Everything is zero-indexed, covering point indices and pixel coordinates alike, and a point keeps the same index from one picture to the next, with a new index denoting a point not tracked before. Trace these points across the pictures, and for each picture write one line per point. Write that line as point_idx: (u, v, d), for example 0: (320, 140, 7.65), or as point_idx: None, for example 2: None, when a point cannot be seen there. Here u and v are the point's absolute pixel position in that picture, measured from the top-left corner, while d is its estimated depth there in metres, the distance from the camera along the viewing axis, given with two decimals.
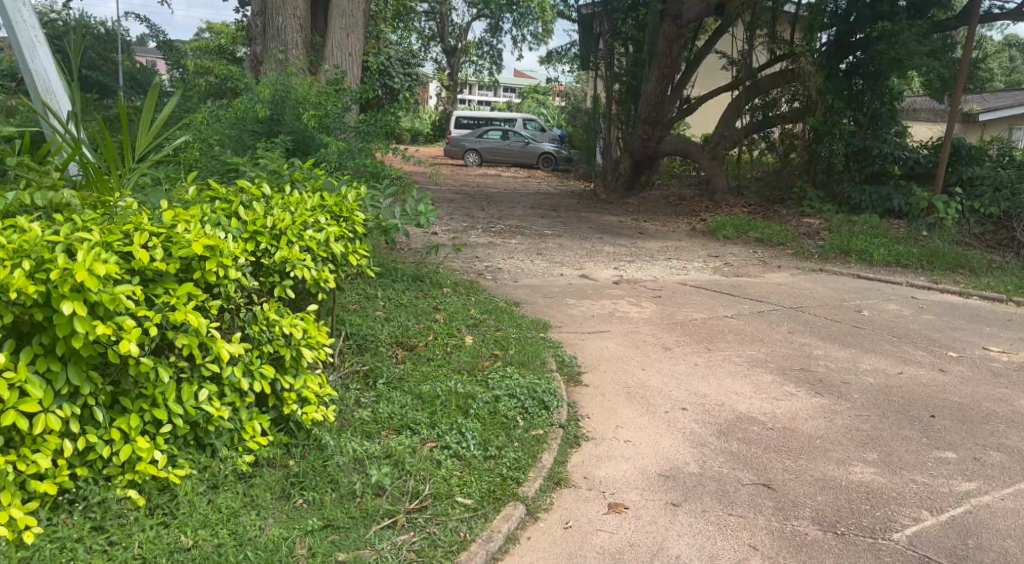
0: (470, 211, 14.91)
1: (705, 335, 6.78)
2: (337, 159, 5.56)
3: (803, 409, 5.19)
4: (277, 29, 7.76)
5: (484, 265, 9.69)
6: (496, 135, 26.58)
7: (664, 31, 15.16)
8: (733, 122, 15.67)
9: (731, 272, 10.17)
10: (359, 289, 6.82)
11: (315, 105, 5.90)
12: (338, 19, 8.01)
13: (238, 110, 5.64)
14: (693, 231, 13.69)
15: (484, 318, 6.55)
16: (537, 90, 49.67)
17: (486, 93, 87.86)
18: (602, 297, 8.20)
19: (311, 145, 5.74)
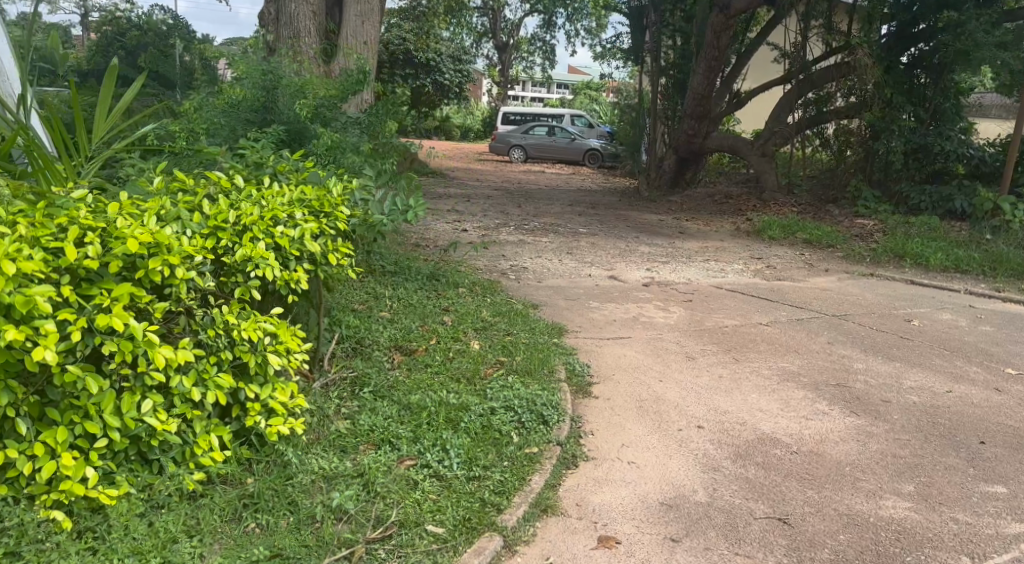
0: (505, 208, 14.61)
1: (734, 345, 6.31)
2: (330, 151, 5.29)
3: (834, 430, 4.69)
4: (289, 16, 7.70)
5: (509, 264, 9.41)
6: (543, 131, 26.34)
7: (712, 21, 14.57)
8: (785, 117, 15.00)
9: (773, 275, 9.62)
10: (365, 289, 6.55)
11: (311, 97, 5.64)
12: (354, 6, 8.11)
13: (227, 99, 5.40)
14: (737, 231, 13.13)
15: (495, 321, 6.29)
16: (591, 86, 49.06)
17: (541, 90, 87.53)
18: (628, 300, 7.79)
19: (306, 135, 5.47)
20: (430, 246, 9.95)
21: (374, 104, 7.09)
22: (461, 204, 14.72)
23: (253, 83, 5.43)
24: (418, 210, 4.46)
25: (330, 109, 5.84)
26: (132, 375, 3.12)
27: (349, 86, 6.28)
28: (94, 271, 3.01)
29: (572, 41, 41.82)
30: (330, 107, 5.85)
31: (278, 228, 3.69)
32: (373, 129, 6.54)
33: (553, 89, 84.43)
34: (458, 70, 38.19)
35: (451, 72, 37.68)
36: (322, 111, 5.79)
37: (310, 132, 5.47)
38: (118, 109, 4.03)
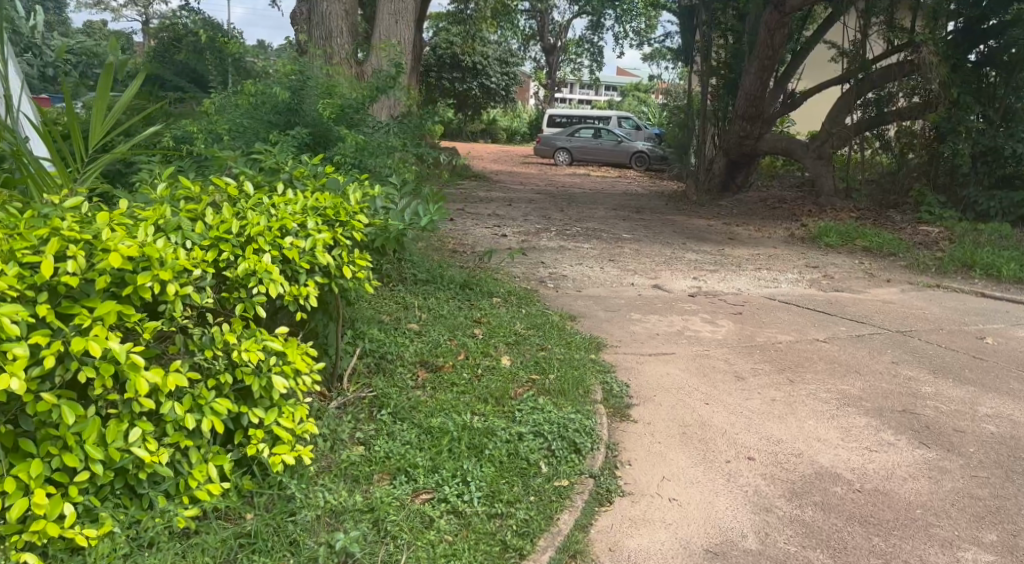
0: (548, 212, 14.26)
1: (789, 364, 5.88)
2: (353, 156, 4.99)
3: (901, 465, 4.25)
4: (321, 16, 7.45)
5: (548, 272, 9.08)
6: (589, 133, 25.91)
7: (766, 19, 14.03)
8: (843, 119, 14.35)
9: (830, 286, 9.10)
10: (391, 301, 6.26)
11: (335, 99, 5.35)
12: (387, 6, 8.00)
13: (247, 100, 5.14)
14: (791, 237, 12.57)
15: (529, 334, 5.99)
16: (640, 88, 48.43)
17: (589, 92, 86.95)
18: (673, 313, 7.37)
19: (330, 138, 5.19)
20: (467, 254, 9.66)
21: (408, 110, 6.82)
22: (503, 208, 14.41)
23: (274, 82, 5.16)
24: (439, 219, 4.14)
25: (357, 112, 5.55)
26: (119, 401, 2.83)
27: (381, 88, 5.97)
28: (76, 288, 2.72)
29: (621, 43, 41.27)
30: (357, 110, 5.56)
31: (287, 238, 3.37)
32: (406, 131, 6.21)
33: (601, 91, 83.84)
34: (505, 72, 38.01)
35: (498, 75, 37.44)
36: (348, 114, 5.50)
37: (334, 135, 5.18)
38: (118, 109, 3.77)
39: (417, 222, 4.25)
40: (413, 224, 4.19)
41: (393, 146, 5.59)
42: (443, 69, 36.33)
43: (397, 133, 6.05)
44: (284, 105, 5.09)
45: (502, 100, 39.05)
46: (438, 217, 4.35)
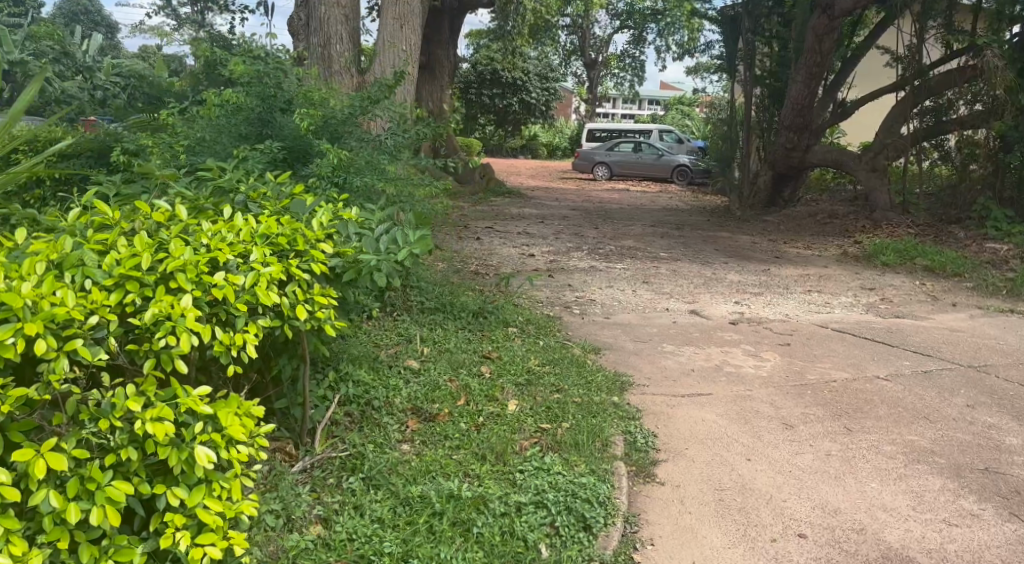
0: (581, 229, 13.56)
1: (846, 409, 5.13)
2: (329, 173, 4.43)
3: (990, 547, 3.51)
4: (319, 22, 6.97)
5: (575, 295, 8.41)
6: (629, 147, 25.18)
7: (813, 24, 13.25)
8: (898, 128, 13.45)
9: (890, 311, 8.27)
10: (385, 335, 5.59)
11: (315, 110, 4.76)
12: (392, 9, 7.47)
13: (212, 106, 4.64)
14: (843, 256, 11.68)
15: (545, 372, 5.32)
16: (683, 101, 47.56)
17: (631, 107, 86.05)
18: (712, 344, 6.62)
19: (308, 154, 4.69)
20: (489, 279, 9.03)
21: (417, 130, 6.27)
22: (534, 226, 13.78)
23: (243, 89, 4.68)
24: (424, 246, 3.45)
25: (348, 124, 4.97)
26: None
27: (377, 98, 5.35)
28: None
29: (663, 57, 40.60)
30: (346, 122, 4.97)
31: (215, 274, 2.74)
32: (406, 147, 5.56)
33: (645, 104, 83.08)
34: (546, 88, 37.55)
35: (538, 91, 37.10)
36: (329, 125, 4.89)
37: (312, 149, 4.65)
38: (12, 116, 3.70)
39: (395, 252, 3.59)
40: (391, 254, 3.52)
41: (383, 162, 5.03)
42: (483, 85, 36.32)
43: (392, 149, 5.43)
44: (256, 114, 4.61)
45: (541, 116, 38.55)
46: (421, 245, 3.68)
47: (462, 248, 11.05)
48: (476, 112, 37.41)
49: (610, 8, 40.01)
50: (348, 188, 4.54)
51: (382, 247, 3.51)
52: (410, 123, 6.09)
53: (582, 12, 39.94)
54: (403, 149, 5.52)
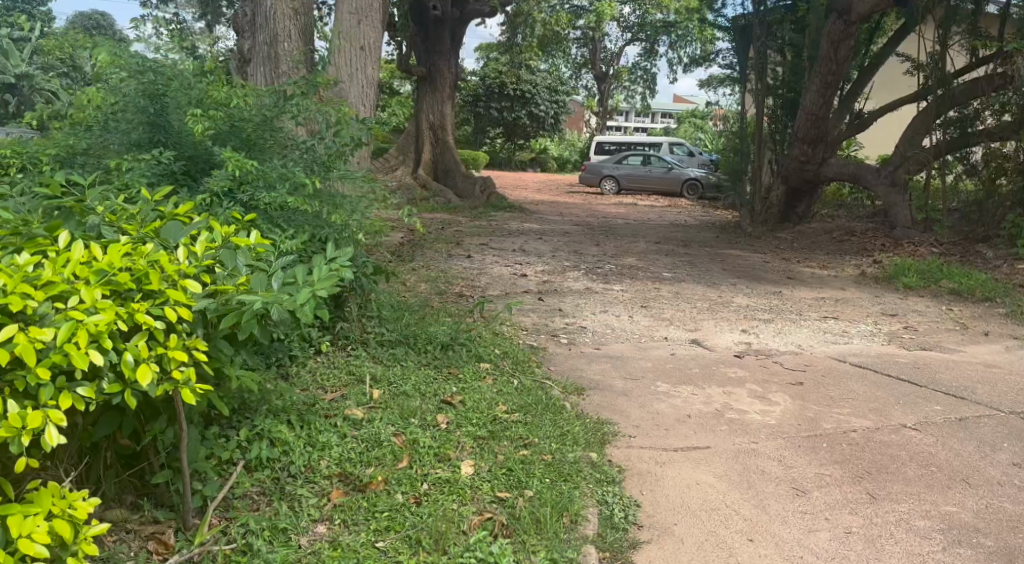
0: (581, 247, 12.78)
1: (869, 469, 4.35)
2: (230, 187, 3.86)
3: None
4: (265, 17, 6.27)
5: (565, 321, 7.64)
6: (637, 160, 24.42)
7: (828, 30, 12.55)
8: (920, 141, 12.63)
9: (914, 342, 7.46)
10: (331, 380, 4.83)
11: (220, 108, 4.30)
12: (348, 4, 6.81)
13: (100, 99, 4.23)
14: (862, 276, 10.89)
15: (516, 422, 4.51)
16: (695, 115, 46.78)
17: (643, 120, 85.30)
18: (712, 382, 5.83)
19: (212, 163, 4.29)
20: (471, 303, 8.25)
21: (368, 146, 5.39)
22: (531, 242, 13.04)
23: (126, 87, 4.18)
24: (323, 286, 2.64)
25: (265, 131, 4.44)
26: None
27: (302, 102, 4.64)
28: None
29: (675, 69, 39.88)
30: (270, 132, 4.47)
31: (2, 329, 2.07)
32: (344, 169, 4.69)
33: (657, 117, 82.47)
34: (554, 100, 36.92)
35: (547, 103, 36.53)
36: (234, 129, 4.34)
37: (213, 158, 4.25)
38: None
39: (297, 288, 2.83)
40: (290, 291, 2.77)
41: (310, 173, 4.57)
42: (492, 97, 35.92)
43: (322, 160, 4.70)
44: (148, 117, 4.15)
45: (550, 129, 37.86)
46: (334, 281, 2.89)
47: (450, 267, 10.32)
48: (485, 124, 36.85)
49: (621, 20, 39.41)
50: (257, 204, 3.96)
51: (277, 285, 2.73)
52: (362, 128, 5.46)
53: (593, 24, 39.33)
54: (332, 165, 4.69)
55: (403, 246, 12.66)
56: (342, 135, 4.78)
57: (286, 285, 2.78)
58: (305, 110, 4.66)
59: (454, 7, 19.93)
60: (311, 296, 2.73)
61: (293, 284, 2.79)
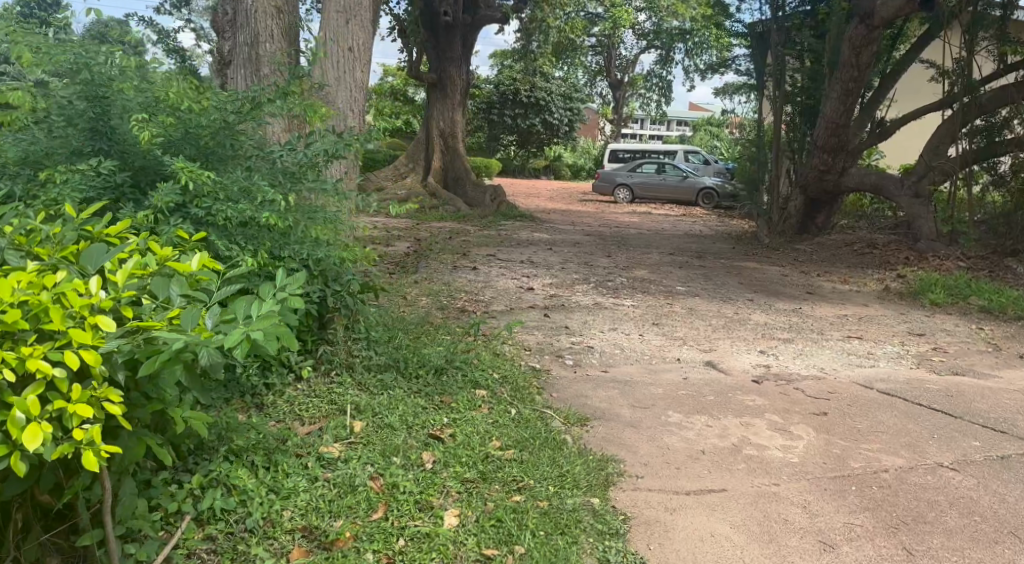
0: (592, 258, 12.34)
1: (904, 518, 3.90)
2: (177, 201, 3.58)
3: None
4: (245, 16, 5.91)
5: (570, 340, 7.21)
6: (651, 168, 23.96)
7: (849, 35, 12.07)
8: (946, 149, 12.09)
9: (945, 365, 6.98)
10: (309, 410, 4.42)
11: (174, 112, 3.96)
12: (333, 2, 6.43)
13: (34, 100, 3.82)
14: (885, 292, 10.40)
15: (511, 460, 4.08)
16: (712, 122, 46.23)
17: (658, 128, 84.84)
18: (728, 411, 5.37)
19: (164, 175, 3.97)
20: (473, 319, 7.83)
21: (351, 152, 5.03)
22: (541, 253, 12.62)
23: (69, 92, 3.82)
24: (263, 327, 2.26)
25: (225, 138, 4.10)
26: None
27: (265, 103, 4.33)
28: None
29: (691, 77, 39.39)
30: (233, 142, 4.14)
31: None
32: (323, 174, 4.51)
33: (672, 125, 81.93)
34: (569, 107, 36.53)
35: (562, 111, 36.17)
36: (190, 138, 4.01)
37: (164, 168, 3.94)
38: None
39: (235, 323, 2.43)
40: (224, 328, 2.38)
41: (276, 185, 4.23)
42: (505, 105, 35.61)
43: (291, 172, 4.35)
44: (91, 122, 3.81)
45: (564, 137, 37.47)
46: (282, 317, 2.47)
47: (454, 280, 9.91)
48: (499, 132, 36.52)
49: (636, 27, 39.00)
50: (211, 217, 3.70)
51: (211, 323, 2.34)
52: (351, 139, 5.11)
53: (608, 31, 38.94)
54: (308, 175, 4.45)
55: (408, 257, 12.27)
56: (313, 145, 4.48)
57: (223, 322, 2.40)
58: (271, 110, 4.36)
59: (466, 13, 19.57)
60: (251, 338, 2.36)
61: (232, 321, 2.41)
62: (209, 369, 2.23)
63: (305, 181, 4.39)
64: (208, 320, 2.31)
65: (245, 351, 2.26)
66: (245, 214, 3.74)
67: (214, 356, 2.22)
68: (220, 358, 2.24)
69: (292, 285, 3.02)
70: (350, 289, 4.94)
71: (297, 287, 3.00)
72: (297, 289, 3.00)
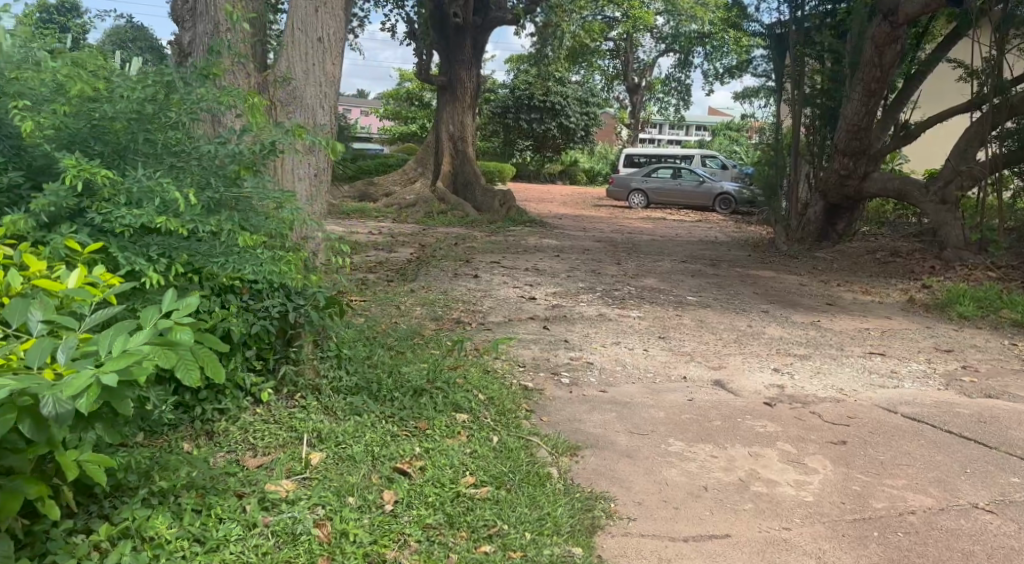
0: (600, 266, 11.83)
1: None
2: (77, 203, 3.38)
3: None
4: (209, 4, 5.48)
5: (569, 355, 6.72)
6: (667, 173, 23.40)
7: (872, 33, 11.49)
8: (974, 153, 11.50)
9: (977, 386, 6.42)
10: (264, 439, 4.00)
11: (73, 100, 3.59)
12: None
13: None
14: (909, 304, 9.84)
15: (485, 499, 3.61)
16: (731, 128, 45.57)
17: (676, 133, 84.25)
18: (736, 439, 4.86)
19: (53, 169, 3.64)
20: (467, 332, 7.36)
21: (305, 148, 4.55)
22: (547, 260, 12.13)
23: None
24: (109, 372, 2.27)
25: (137, 132, 3.67)
26: None
27: (178, 87, 3.89)
28: None
29: (710, 81, 38.72)
30: (149, 136, 3.71)
31: None
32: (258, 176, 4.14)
33: (691, 130, 81.25)
34: (585, 111, 36.02)
35: (578, 115, 35.65)
36: (96, 132, 3.61)
37: (59, 165, 3.61)
38: None
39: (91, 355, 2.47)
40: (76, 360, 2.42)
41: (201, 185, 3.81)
42: (521, 109, 35.21)
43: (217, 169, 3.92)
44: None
45: (580, 142, 36.97)
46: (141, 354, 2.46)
47: (453, 289, 9.45)
48: (514, 136, 36.11)
49: (654, 31, 38.40)
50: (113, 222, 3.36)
51: (62, 356, 2.40)
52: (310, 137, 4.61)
53: (626, 34, 38.38)
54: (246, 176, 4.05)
55: (409, 264, 11.83)
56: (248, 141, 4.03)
57: (80, 356, 2.45)
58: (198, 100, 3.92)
59: (477, 15, 19.14)
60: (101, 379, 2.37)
61: (91, 357, 2.45)
62: (54, 420, 2.27)
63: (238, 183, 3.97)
64: (63, 360, 2.40)
65: (92, 395, 2.29)
66: (147, 219, 3.38)
67: (57, 406, 2.25)
68: (66, 405, 2.28)
69: (181, 310, 2.80)
70: (316, 303, 4.48)
71: (186, 312, 2.80)
72: (186, 314, 2.81)
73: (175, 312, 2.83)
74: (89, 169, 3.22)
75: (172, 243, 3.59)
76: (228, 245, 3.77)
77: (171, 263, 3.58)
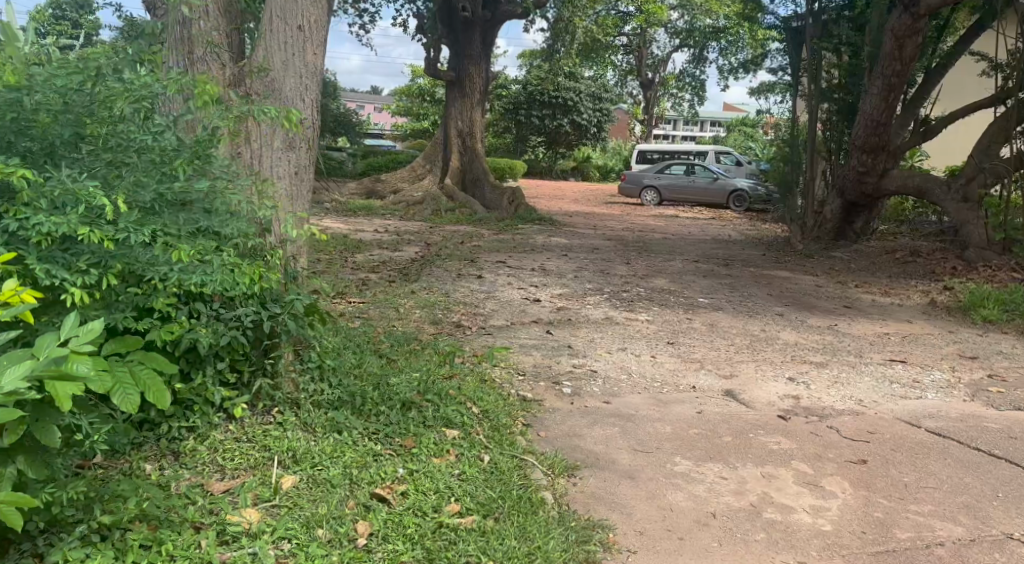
0: (609, 265, 11.48)
1: None
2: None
3: None
4: None
5: (573, 363, 6.39)
6: (680, 170, 22.99)
7: (891, 26, 11.05)
8: (997, 150, 11.07)
9: (1006, 397, 6.04)
10: (235, 461, 3.71)
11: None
12: None
13: None
14: (930, 306, 9.45)
15: (470, 531, 3.30)
16: (746, 124, 45.01)
17: (691, 129, 83.56)
18: (747, 458, 4.51)
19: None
20: (467, 337, 7.04)
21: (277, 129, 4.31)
22: (555, 260, 11.80)
23: None
24: None
25: (67, 127, 3.34)
26: None
27: (109, 77, 3.53)
28: None
29: (725, 77, 38.19)
30: (80, 132, 3.39)
31: None
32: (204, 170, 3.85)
33: (706, 127, 80.60)
34: (598, 107, 35.59)
35: (591, 111, 35.24)
36: (20, 129, 3.27)
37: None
38: None
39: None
40: None
41: (142, 182, 3.49)
42: (533, 105, 34.85)
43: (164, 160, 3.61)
44: None
45: (593, 138, 36.56)
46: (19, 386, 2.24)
47: (455, 290, 9.14)
48: (526, 133, 35.76)
49: (669, 26, 37.89)
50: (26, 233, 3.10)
51: None
52: (284, 138, 4.36)
53: (639, 29, 37.89)
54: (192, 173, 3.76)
55: (413, 263, 11.53)
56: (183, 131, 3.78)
57: None
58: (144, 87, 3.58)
59: (486, 9, 18.74)
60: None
61: None
62: None
63: (176, 180, 3.63)
64: None
65: None
66: (68, 228, 3.11)
67: None
68: None
69: (77, 336, 2.55)
70: (294, 310, 4.11)
71: (86, 338, 2.55)
72: (87, 339, 2.56)
73: (74, 339, 2.55)
74: (2, 173, 2.92)
75: (107, 252, 3.34)
76: (164, 253, 3.52)
77: (105, 271, 3.33)
